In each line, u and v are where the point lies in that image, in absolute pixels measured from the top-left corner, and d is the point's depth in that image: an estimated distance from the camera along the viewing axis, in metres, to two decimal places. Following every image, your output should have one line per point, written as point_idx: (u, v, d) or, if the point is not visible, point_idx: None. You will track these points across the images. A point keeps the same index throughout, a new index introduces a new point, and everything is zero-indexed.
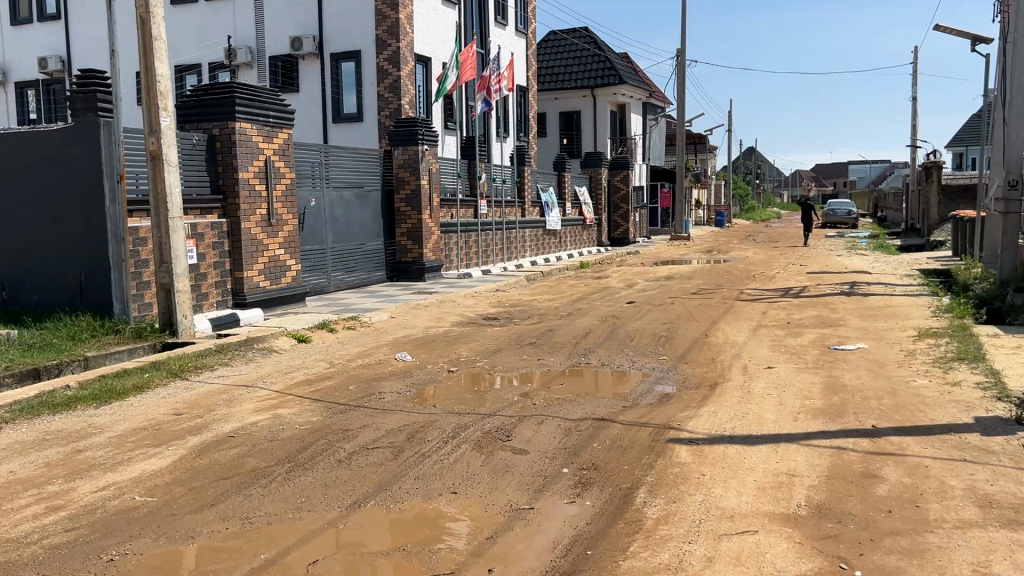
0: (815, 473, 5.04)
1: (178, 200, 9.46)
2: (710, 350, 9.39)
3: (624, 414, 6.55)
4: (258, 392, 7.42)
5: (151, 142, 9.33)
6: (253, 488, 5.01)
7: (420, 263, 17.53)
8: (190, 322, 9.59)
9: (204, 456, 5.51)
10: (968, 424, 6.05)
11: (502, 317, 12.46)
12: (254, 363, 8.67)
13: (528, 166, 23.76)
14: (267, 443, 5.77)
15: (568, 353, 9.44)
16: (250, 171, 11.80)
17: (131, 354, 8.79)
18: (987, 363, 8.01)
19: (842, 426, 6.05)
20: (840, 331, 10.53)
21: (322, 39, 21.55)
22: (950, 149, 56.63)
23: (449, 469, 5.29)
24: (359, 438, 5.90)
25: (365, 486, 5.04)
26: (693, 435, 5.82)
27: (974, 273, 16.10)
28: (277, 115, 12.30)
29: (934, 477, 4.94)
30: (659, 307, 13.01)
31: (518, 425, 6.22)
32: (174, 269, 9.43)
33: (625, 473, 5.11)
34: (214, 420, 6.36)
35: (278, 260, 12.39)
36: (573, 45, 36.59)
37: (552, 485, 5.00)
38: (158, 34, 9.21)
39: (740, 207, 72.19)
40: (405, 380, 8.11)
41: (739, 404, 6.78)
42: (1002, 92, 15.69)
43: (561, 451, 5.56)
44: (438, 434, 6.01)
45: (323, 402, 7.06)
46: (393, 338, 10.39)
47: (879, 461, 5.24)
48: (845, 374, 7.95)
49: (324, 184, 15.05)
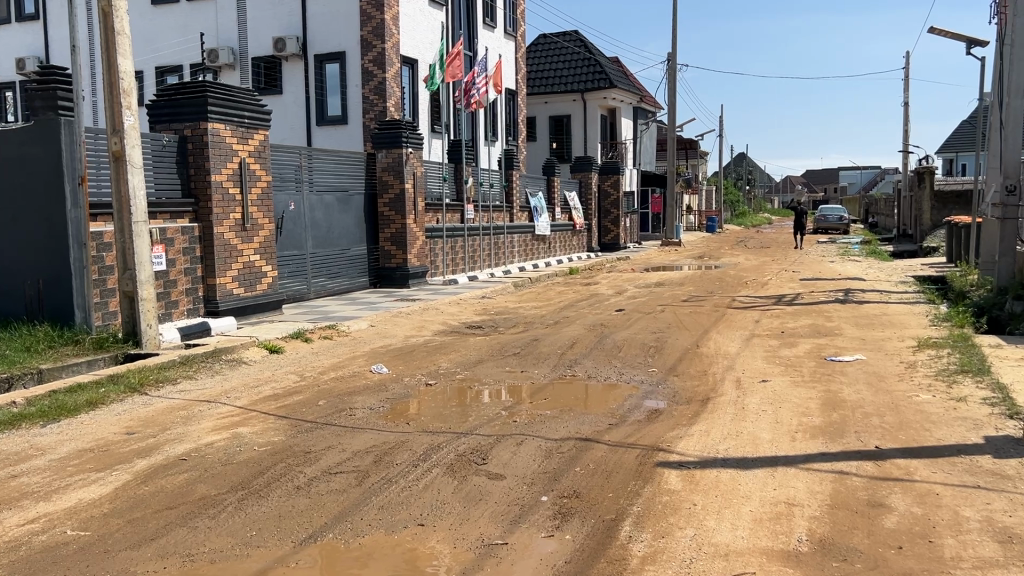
0: (817, 502, 4.61)
1: (142, 204, 8.99)
2: (701, 361, 8.96)
3: (610, 433, 6.10)
4: (219, 408, 6.95)
5: (113, 142, 8.84)
6: (199, 520, 4.54)
7: (404, 269, 17.03)
8: (155, 331, 9.12)
9: (150, 483, 5.04)
10: (978, 444, 5.63)
11: (487, 326, 12.02)
12: (220, 377, 8.21)
13: (517, 170, 23.34)
14: (220, 468, 5.30)
15: (553, 365, 8.98)
16: (224, 174, 11.34)
17: (90, 366, 8.32)
18: (992, 377, 7.61)
19: (844, 447, 5.63)
20: (836, 341, 10.09)
21: (306, 40, 21.09)
22: (940, 155, 56.22)
23: (418, 497, 4.84)
24: (321, 461, 5.44)
25: (323, 517, 4.58)
26: (683, 458, 5.37)
27: (970, 280, 15.72)
28: (253, 116, 11.83)
29: (947, 507, 4.51)
30: (649, 315, 12.57)
31: (495, 446, 5.77)
32: (138, 276, 8.95)
33: (609, 502, 4.66)
34: (167, 441, 5.89)
35: (253, 266, 11.90)
36: (564, 48, 36.30)
37: (529, 516, 4.55)
38: (121, 29, 8.72)
39: (731, 213, 71.81)
40: (379, 394, 7.65)
41: (731, 422, 6.34)
42: (998, 96, 15.35)
43: (540, 476, 5.10)
44: (408, 456, 5.55)
45: (288, 419, 6.60)
46: (370, 349, 9.92)
47: (885, 488, 4.81)
48: (844, 388, 7.51)
49: (305, 187, 14.59)
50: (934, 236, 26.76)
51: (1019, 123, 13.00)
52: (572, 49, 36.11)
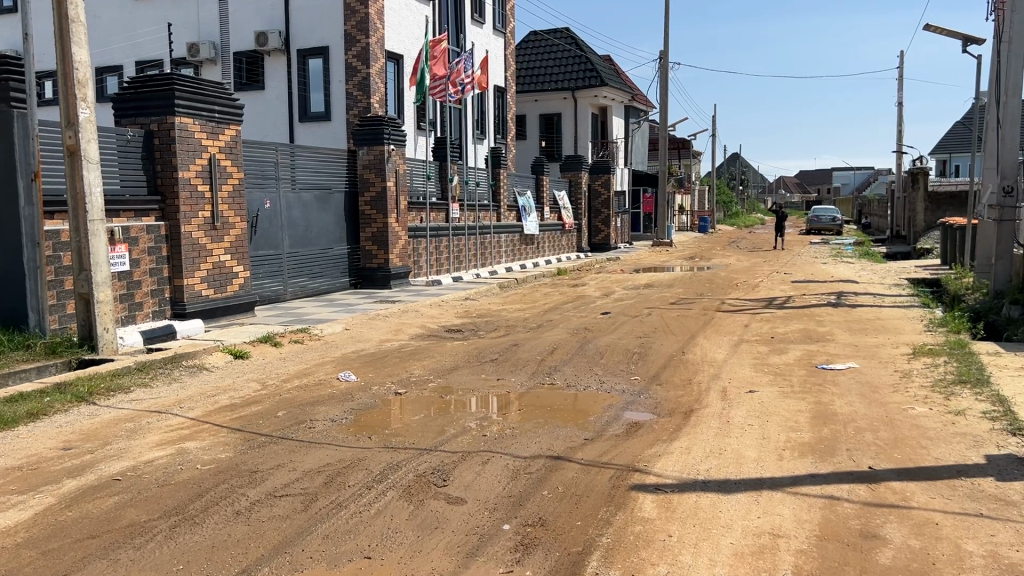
0: (805, 533, 4.19)
1: (99, 201, 8.52)
2: (686, 369, 8.52)
3: (584, 450, 5.67)
4: (170, 420, 6.50)
5: (67, 136, 8.36)
6: (122, 552, 4.09)
7: (386, 269, 16.54)
8: (112, 336, 8.66)
9: (74, 508, 4.58)
10: (980, 464, 5.23)
11: (467, 329, 11.57)
12: (178, 384, 7.78)
13: (504, 168, 22.88)
14: (155, 490, 4.85)
15: (531, 372, 8.53)
16: (192, 170, 10.88)
17: (40, 373, 7.87)
18: (993, 388, 7.21)
19: (835, 467, 5.21)
20: (828, 348, 9.68)
21: (289, 35, 20.64)
22: (934, 157, 56.01)
23: (367, 525, 4.41)
24: (268, 483, 5.00)
25: (260, 549, 4.13)
26: (660, 481, 4.94)
27: (966, 283, 15.35)
28: (223, 110, 11.36)
29: (947, 540, 4.10)
30: (635, 319, 12.19)
31: (459, 464, 5.34)
32: (94, 277, 8.48)
33: (576, 533, 4.24)
34: (105, 458, 5.44)
35: (223, 267, 11.46)
36: (555, 46, 35.88)
37: (488, 548, 4.12)
38: (75, 16, 8.25)
39: (724, 215, 71.27)
40: (344, 404, 7.19)
41: (714, 438, 5.91)
42: (995, 94, 14.93)
43: (503, 501, 4.67)
44: (363, 476, 5.12)
45: (241, 433, 6.16)
46: (342, 355, 9.46)
47: (880, 516, 4.39)
48: (836, 400, 7.10)
49: (281, 184, 14.10)
50: (928, 238, 26.31)
51: (1016, 123, 12.59)
52: (564, 47, 35.68)
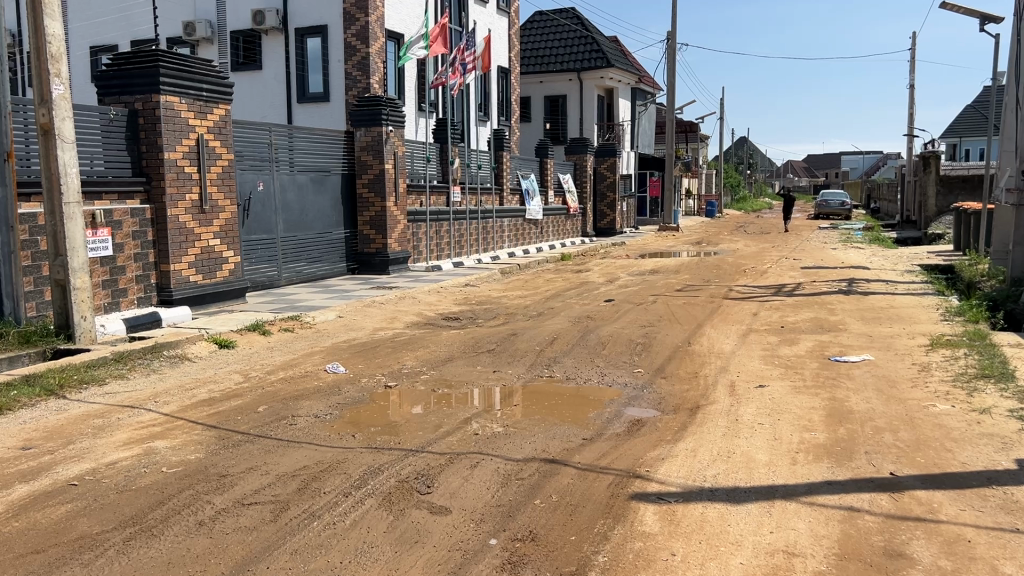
0: (823, 552, 3.77)
1: (75, 182, 8.10)
2: (692, 362, 8.09)
3: (581, 453, 5.25)
4: (142, 416, 6.11)
5: (41, 114, 7.93)
6: (66, 569, 3.70)
7: (384, 254, 16.13)
8: (91, 325, 8.26)
9: (21, 517, 4.20)
10: (1011, 471, 4.79)
11: (464, 317, 11.16)
12: (155, 376, 7.39)
13: (507, 151, 22.34)
14: (114, 497, 4.47)
15: (529, 364, 8.11)
16: (179, 151, 10.45)
17: (11, 364, 7.53)
18: (1017, 383, 6.78)
19: (854, 474, 4.78)
20: (840, 338, 9.25)
21: (287, 13, 20.14)
22: (945, 140, 55.14)
23: (341, 539, 4.01)
24: (236, 489, 4.61)
25: (221, 566, 3.74)
26: (664, 489, 4.53)
27: (980, 270, 14.87)
28: (212, 88, 10.91)
29: (982, 560, 3.68)
30: (639, 307, 11.77)
31: (445, 469, 4.93)
32: (71, 263, 8.08)
33: (569, 549, 3.84)
34: (64, 459, 5.05)
35: (212, 252, 11.05)
36: (561, 26, 35.27)
37: (471, 566, 3.72)
38: None
39: (731, 199, 70.36)
40: (329, 399, 6.78)
41: (723, 440, 5.48)
42: (1015, 74, 14.36)
43: (492, 512, 4.26)
44: (340, 482, 4.72)
45: (217, 431, 5.76)
46: (332, 344, 9.05)
47: (905, 531, 3.98)
48: (852, 396, 6.66)
49: (275, 166, 13.65)
50: (940, 223, 25.75)
51: None
52: (569, 27, 35.04)
